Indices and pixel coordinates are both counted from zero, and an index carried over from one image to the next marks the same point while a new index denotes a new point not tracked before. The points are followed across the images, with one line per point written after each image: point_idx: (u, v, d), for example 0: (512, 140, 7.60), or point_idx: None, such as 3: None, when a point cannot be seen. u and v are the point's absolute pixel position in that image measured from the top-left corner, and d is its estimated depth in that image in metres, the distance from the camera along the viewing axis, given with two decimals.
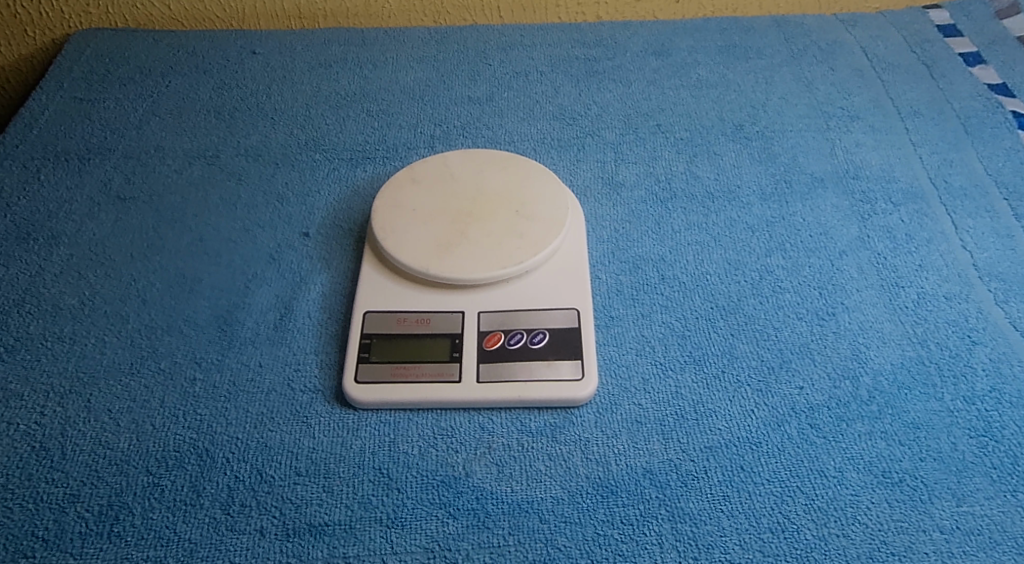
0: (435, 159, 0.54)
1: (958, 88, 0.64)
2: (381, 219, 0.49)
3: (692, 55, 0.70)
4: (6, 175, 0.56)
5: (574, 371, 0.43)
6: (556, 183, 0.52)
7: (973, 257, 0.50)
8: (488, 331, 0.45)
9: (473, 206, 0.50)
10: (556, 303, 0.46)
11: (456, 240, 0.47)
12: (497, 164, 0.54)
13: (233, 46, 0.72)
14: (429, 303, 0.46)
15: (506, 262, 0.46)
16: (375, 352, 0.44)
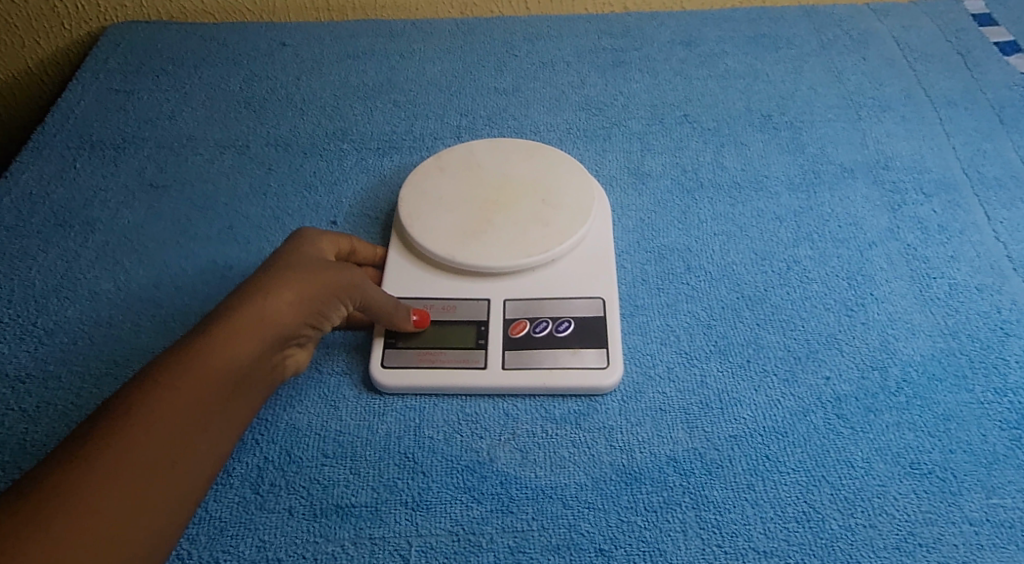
0: (461, 147, 0.54)
1: (992, 78, 0.62)
2: (413, 204, 0.50)
3: (719, 46, 0.68)
4: (43, 163, 0.57)
5: (600, 359, 0.43)
6: (583, 171, 0.52)
7: (1006, 249, 0.49)
8: (514, 318, 0.45)
9: (500, 193, 0.50)
10: (583, 292, 0.46)
11: (484, 226, 0.48)
12: (523, 152, 0.54)
13: (264, 37, 0.70)
14: (454, 288, 0.46)
15: (532, 250, 0.46)
16: (401, 337, 0.44)
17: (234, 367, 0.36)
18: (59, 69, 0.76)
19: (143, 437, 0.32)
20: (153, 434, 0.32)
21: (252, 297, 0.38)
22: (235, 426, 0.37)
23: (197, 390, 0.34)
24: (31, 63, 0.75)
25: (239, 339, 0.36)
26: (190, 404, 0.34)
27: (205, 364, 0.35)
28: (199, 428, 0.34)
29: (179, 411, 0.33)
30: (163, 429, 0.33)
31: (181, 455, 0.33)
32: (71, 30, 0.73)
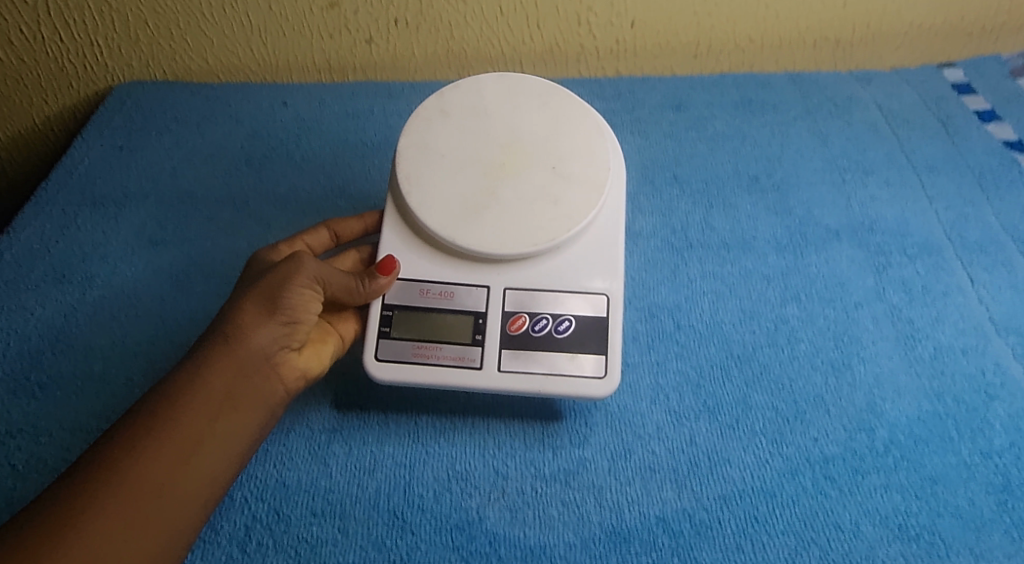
0: (468, 86, 0.50)
1: (972, 144, 0.64)
2: (413, 163, 0.46)
3: (708, 109, 0.70)
4: (45, 219, 0.59)
5: (598, 367, 0.43)
6: (599, 132, 0.48)
7: (989, 311, 0.50)
8: (513, 312, 0.45)
9: (507, 156, 0.47)
10: (586, 286, 0.45)
11: (488, 200, 0.45)
12: (536, 100, 0.49)
13: (265, 95, 0.72)
14: (454, 270, 0.45)
15: (540, 235, 0.44)
16: (395, 327, 0.44)
17: (215, 388, 0.39)
18: (66, 126, 0.79)
19: (128, 467, 0.35)
20: (139, 460, 0.36)
21: (225, 318, 0.41)
22: (236, 435, 0.39)
23: (180, 416, 0.38)
24: (39, 120, 0.78)
25: (213, 360, 0.39)
26: (175, 429, 0.37)
27: (188, 392, 0.38)
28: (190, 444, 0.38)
29: (165, 436, 0.37)
30: (148, 454, 0.36)
31: (169, 476, 0.36)
32: (78, 89, 0.76)
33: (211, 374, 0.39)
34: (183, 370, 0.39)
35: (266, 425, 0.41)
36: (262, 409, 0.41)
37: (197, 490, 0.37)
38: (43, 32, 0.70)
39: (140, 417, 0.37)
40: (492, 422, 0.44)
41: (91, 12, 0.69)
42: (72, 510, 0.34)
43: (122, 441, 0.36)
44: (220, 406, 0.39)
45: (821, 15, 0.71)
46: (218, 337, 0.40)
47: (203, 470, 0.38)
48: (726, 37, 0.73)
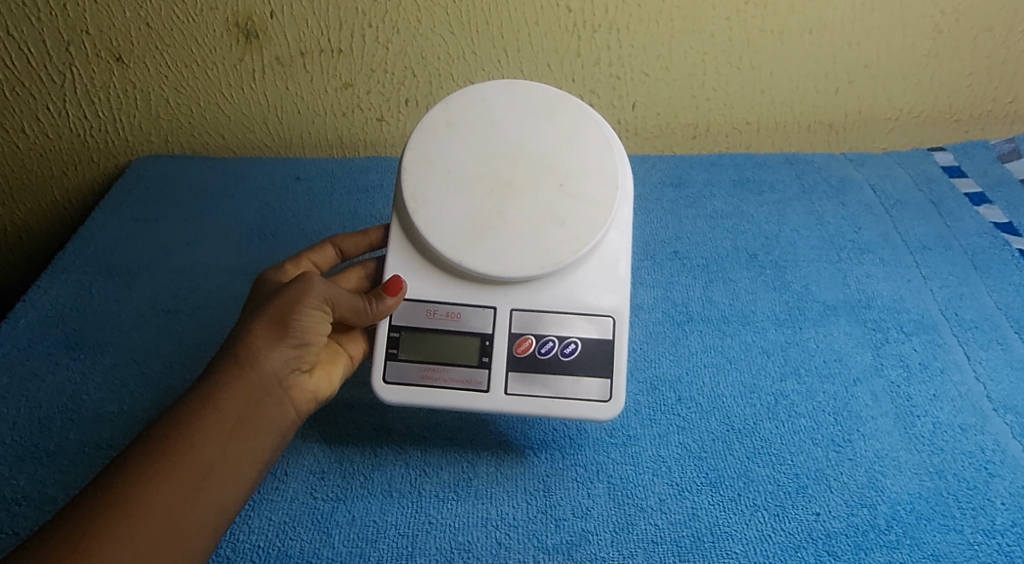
0: (474, 93, 0.49)
1: (964, 226, 0.66)
2: (420, 180, 0.47)
3: (707, 188, 0.72)
4: (64, 288, 0.60)
5: (603, 391, 0.46)
6: (607, 145, 0.49)
7: (987, 389, 0.51)
8: (519, 335, 0.47)
9: (514, 172, 0.47)
10: (591, 310, 0.47)
11: (495, 220, 0.46)
12: (543, 110, 0.49)
13: (281, 171, 0.75)
14: (461, 291, 0.47)
15: (547, 259, 0.45)
16: (403, 349, 0.47)
17: (228, 414, 0.40)
18: (85, 198, 0.82)
19: (144, 488, 0.37)
20: (155, 483, 0.37)
21: (237, 342, 0.42)
22: (247, 458, 0.41)
23: (196, 442, 0.39)
24: (61, 192, 0.81)
25: (227, 385, 0.41)
26: (190, 455, 0.39)
27: (203, 418, 0.40)
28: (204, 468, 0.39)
29: (180, 459, 0.38)
30: (163, 477, 0.37)
31: (184, 498, 0.38)
32: (99, 163, 0.79)
33: (225, 398, 0.40)
34: (198, 394, 0.40)
35: (275, 447, 0.43)
36: (272, 432, 0.43)
37: (210, 514, 0.39)
38: (70, 110, 0.75)
39: (155, 444, 0.38)
40: (495, 492, 0.44)
41: (117, 91, 0.73)
42: (88, 537, 0.34)
43: (139, 463, 0.37)
44: (232, 430, 0.40)
45: (813, 100, 0.75)
46: (232, 361, 0.42)
47: (216, 494, 0.39)
48: (723, 119, 0.76)
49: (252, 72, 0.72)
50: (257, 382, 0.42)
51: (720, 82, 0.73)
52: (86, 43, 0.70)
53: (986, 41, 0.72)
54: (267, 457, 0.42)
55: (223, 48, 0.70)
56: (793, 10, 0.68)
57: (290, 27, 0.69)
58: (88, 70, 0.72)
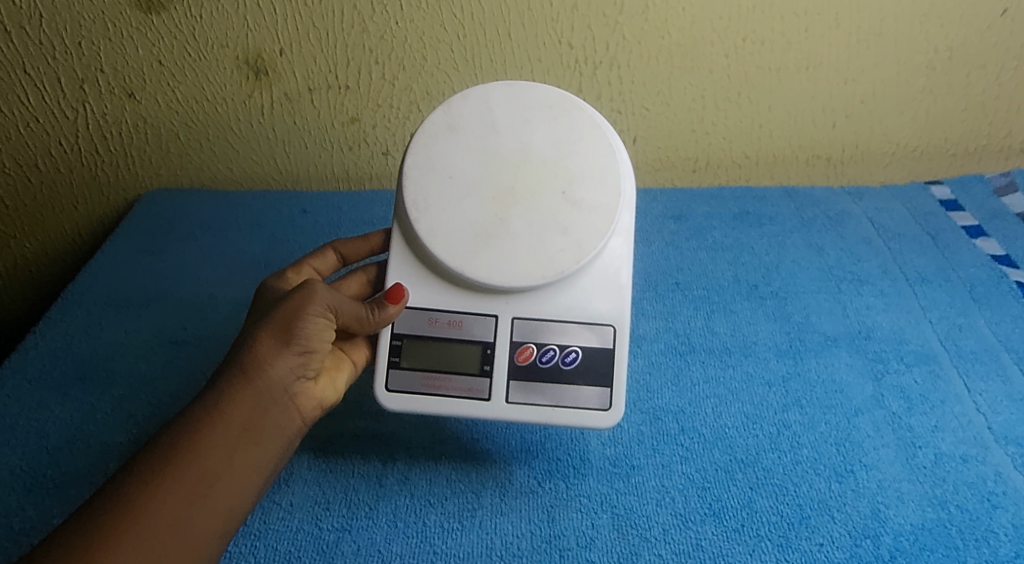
0: (476, 94, 0.49)
1: (962, 257, 0.67)
2: (422, 187, 0.47)
3: (708, 220, 0.74)
4: (73, 319, 0.61)
5: (602, 400, 0.47)
6: (611, 149, 0.48)
7: (987, 420, 0.51)
8: (521, 343, 0.47)
9: (516, 177, 0.47)
10: (593, 319, 0.48)
11: (497, 228, 0.46)
12: (546, 112, 0.49)
13: (288, 204, 0.76)
14: (463, 299, 0.48)
15: (547, 269, 0.46)
16: (405, 357, 0.47)
17: (235, 422, 0.41)
18: (94, 231, 0.83)
19: (152, 496, 0.37)
20: (162, 489, 0.37)
21: (243, 350, 0.43)
22: (253, 466, 0.41)
23: (202, 449, 0.39)
24: (70, 225, 0.82)
25: (234, 392, 0.41)
26: (197, 461, 0.39)
27: (210, 424, 0.40)
28: (211, 475, 0.39)
29: (187, 467, 0.38)
30: (170, 484, 0.38)
31: (191, 505, 0.38)
32: (109, 196, 0.81)
33: (232, 406, 0.41)
34: (205, 402, 0.41)
35: (282, 453, 0.43)
36: (279, 439, 0.43)
37: (215, 521, 0.39)
38: (82, 146, 0.76)
39: (162, 451, 0.38)
40: (499, 522, 0.44)
41: (128, 126, 0.75)
42: (94, 543, 0.35)
43: (147, 471, 0.38)
44: (239, 439, 0.41)
45: (811, 135, 0.77)
46: (238, 369, 0.42)
47: (221, 502, 0.39)
48: (723, 153, 0.78)
49: (260, 108, 0.74)
50: (263, 390, 0.42)
51: (720, 117, 0.75)
52: (99, 81, 0.72)
53: (979, 78, 0.73)
54: (274, 464, 0.43)
55: (232, 84, 0.72)
56: (791, 48, 0.70)
57: (299, 64, 0.71)
58: (101, 106, 0.74)
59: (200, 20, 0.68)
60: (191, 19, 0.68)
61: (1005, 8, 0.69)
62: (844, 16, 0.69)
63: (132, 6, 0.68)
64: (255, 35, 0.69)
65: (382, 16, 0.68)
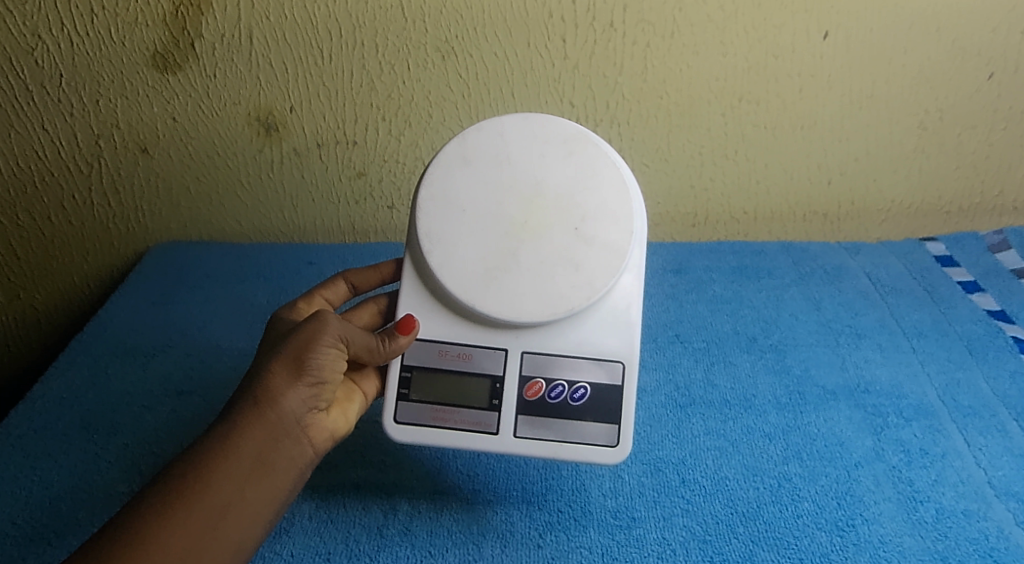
0: (491, 126, 0.49)
1: (959, 312, 0.68)
2: (436, 221, 0.48)
3: (707, 273, 0.75)
4: (80, 369, 0.62)
5: (610, 437, 0.48)
6: (623, 186, 0.49)
7: (987, 475, 0.51)
8: (530, 378, 0.48)
9: (529, 212, 0.48)
10: (603, 354, 0.49)
11: (509, 264, 0.47)
12: (561, 147, 0.49)
13: (295, 256, 0.78)
14: (473, 333, 0.48)
15: (558, 306, 0.47)
16: (414, 390, 0.48)
17: (246, 454, 0.41)
18: (103, 282, 0.84)
19: (162, 527, 0.37)
20: (173, 522, 0.38)
21: (257, 380, 0.43)
22: (264, 499, 0.41)
23: (212, 481, 0.39)
24: (80, 276, 0.84)
25: (246, 424, 0.41)
26: (207, 494, 0.39)
27: (224, 455, 0.40)
28: (222, 508, 0.39)
29: (198, 499, 0.39)
30: (181, 516, 0.38)
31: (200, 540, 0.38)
32: (119, 248, 0.82)
33: (245, 437, 0.41)
34: (219, 431, 0.41)
35: (293, 484, 0.43)
36: (291, 471, 0.43)
37: (224, 553, 0.39)
38: (95, 199, 0.79)
39: (173, 484, 0.39)
40: None
41: (141, 180, 0.78)
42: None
43: (160, 501, 0.38)
44: (251, 470, 0.41)
45: (807, 191, 0.79)
46: (250, 400, 0.42)
47: (230, 535, 0.39)
48: (721, 208, 0.80)
49: (271, 163, 0.76)
50: (275, 422, 0.42)
51: (717, 174, 0.77)
52: (114, 137, 0.75)
53: (969, 138, 0.76)
54: (285, 497, 0.43)
55: (243, 140, 0.75)
56: (785, 108, 0.73)
57: (309, 120, 0.73)
58: (115, 161, 0.76)
59: (214, 79, 0.71)
60: (206, 78, 0.71)
61: (990, 72, 0.72)
62: (835, 79, 0.72)
63: (149, 66, 0.71)
64: (267, 93, 0.72)
65: (391, 75, 0.71)
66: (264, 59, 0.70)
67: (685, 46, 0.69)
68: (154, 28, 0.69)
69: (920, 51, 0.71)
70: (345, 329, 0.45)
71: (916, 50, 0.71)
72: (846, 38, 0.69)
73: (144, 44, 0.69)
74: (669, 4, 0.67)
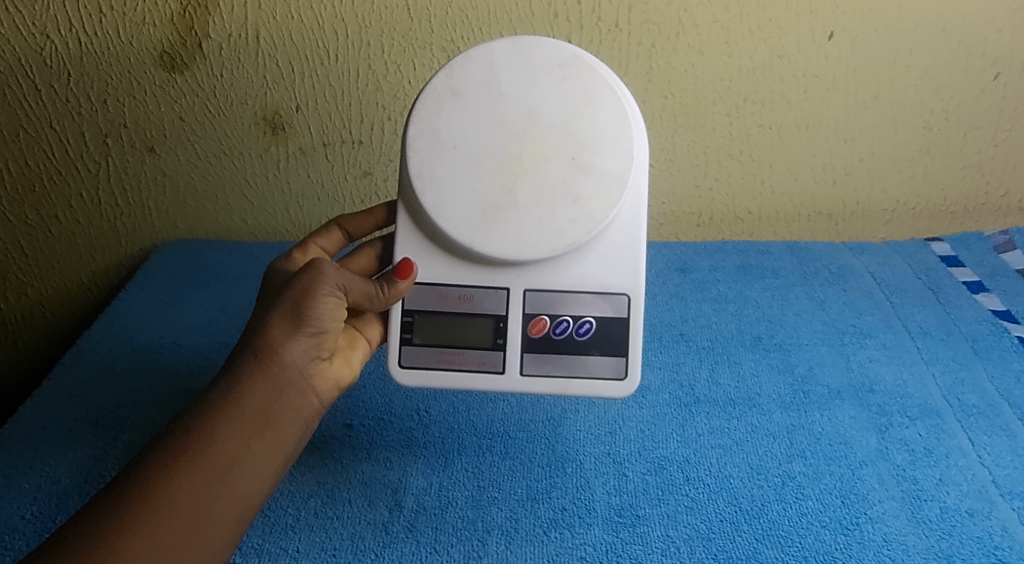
0: (479, 55, 0.47)
1: (964, 312, 0.68)
2: (428, 161, 0.46)
3: (712, 273, 0.75)
4: (88, 367, 0.63)
5: (617, 370, 0.49)
6: (623, 112, 0.46)
7: (992, 474, 0.51)
8: (534, 316, 0.49)
9: (524, 144, 0.46)
10: (606, 289, 0.49)
11: (506, 199, 0.46)
12: (555, 72, 0.46)
13: None
14: (473, 274, 0.48)
15: (559, 242, 0.46)
16: (417, 334, 0.49)
17: (248, 408, 0.41)
18: (110, 282, 0.85)
19: (170, 484, 0.37)
20: (180, 478, 0.37)
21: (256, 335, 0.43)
22: (269, 455, 0.41)
23: (216, 439, 0.39)
24: (87, 275, 0.84)
25: (248, 377, 0.41)
26: (213, 450, 0.39)
27: (229, 411, 0.40)
28: (228, 466, 0.39)
29: (204, 457, 0.38)
30: (189, 473, 0.38)
31: (207, 497, 0.38)
32: (125, 247, 0.83)
33: (248, 393, 0.41)
34: (222, 388, 0.41)
35: (299, 437, 0.44)
36: (296, 423, 0.43)
37: (231, 508, 0.39)
38: (103, 197, 0.79)
39: (177, 441, 0.39)
40: None
41: (147, 179, 0.78)
42: (113, 534, 0.35)
43: (167, 458, 0.38)
44: (256, 427, 0.41)
45: (811, 192, 0.79)
46: (250, 355, 0.42)
47: (237, 491, 0.39)
48: (726, 209, 0.80)
49: (277, 162, 0.76)
50: (276, 374, 0.42)
51: (723, 173, 0.77)
52: (122, 136, 0.75)
53: (975, 139, 0.76)
54: (290, 452, 0.43)
55: (250, 139, 0.75)
56: (789, 109, 0.73)
57: (315, 120, 0.74)
58: (123, 159, 0.77)
59: (222, 80, 0.72)
60: (212, 79, 0.72)
61: (996, 73, 0.72)
62: (840, 79, 0.72)
63: (156, 66, 0.71)
64: (274, 93, 0.72)
65: (397, 75, 0.71)
66: (271, 59, 0.71)
67: (690, 46, 0.70)
68: (161, 28, 0.69)
69: (926, 53, 0.71)
70: (341, 277, 0.45)
71: (921, 51, 0.71)
72: (851, 38, 0.70)
73: (151, 44, 0.70)
74: (674, 4, 0.68)
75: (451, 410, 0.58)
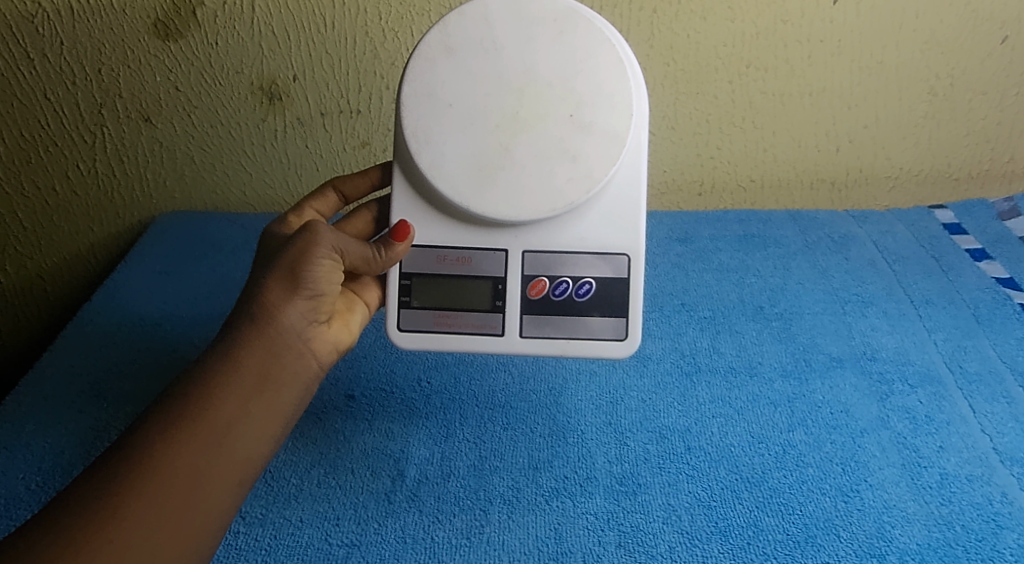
0: (474, 10, 0.46)
1: (966, 280, 0.68)
2: (423, 121, 0.45)
3: (713, 243, 0.74)
4: (87, 340, 0.63)
5: (617, 331, 0.49)
6: (622, 67, 0.45)
7: (992, 441, 0.51)
8: (533, 277, 0.48)
9: (521, 102, 0.45)
10: (606, 250, 0.48)
11: (503, 159, 0.45)
12: (551, 27, 0.45)
13: None
14: (471, 236, 0.48)
15: (557, 202, 0.45)
16: (415, 297, 0.49)
17: (248, 371, 0.41)
18: (108, 254, 0.84)
19: (170, 446, 0.37)
20: (180, 440, 0.37)
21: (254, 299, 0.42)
22: (270, 419, 0.41)
23: (215, 402, 0.39)
24: (86, 247, 0.83)
25: (246, 341, 0.41)
26: (211, 413, 0.39)
27: (227, 375, 0.40)
28: (228, 429, 0.39)
29: (204, 419, 0.38)
30: (188, 435, 0.38)
31: (208, 460, 0.38)
32: (123, 219, 0.82)
33: (246, 356, 0.41)
34: (220, 352, 0.41)
35: (299, 401, 0.44)
36: (295, 386, 0.43)
37: (233, 472, 0.39)
38: (99, 168, 0.78)
39: (178, 405, 0.38)
40: (507, 538, 0.45)
41: (144, 149, 0.77)
42: (114, 495, 0.35)
43: (167, 421, 0.38)
44: (254, 390, 0.41)
45: (814, 160, 0.78)
46: (247, 319, 0.42)
47: (238, 454, 0.39)
48: (728, 177, 0.79)
49: (274, 131, 0.75)
50: (274, 338, 0.42)
51: (725, 141, 0.76)
52: (117, 106, 0.74)
53: (981, 104, 0.75)
54: (290, 416, 0.43)
55: (246, 109, 0.74)
56: (793, 75, 0.72)
57: (313, 90, 0.73)
58: (118, 130, 0.76)
59: (216, 47, 0.70)
60: (207, 46, 0.70)
61: (1004, 36, 0.71)
62: (846, 45, 0.70)
63: (150, 33, 0.70)
64: (270, 62, 0.71)
65: (394, 42, 0.70)
66: (266, 27, 0.69)
67: (692, 11, 0.68)
68: None
69: (932, 15, 0.69)
70: (337, 239, 0.45)
71: (928, 15, 0.69)
72: (857, 2, 0.68)
73: (145, 12, 0.69)
74: None
75: (452, 380, 0.58)
